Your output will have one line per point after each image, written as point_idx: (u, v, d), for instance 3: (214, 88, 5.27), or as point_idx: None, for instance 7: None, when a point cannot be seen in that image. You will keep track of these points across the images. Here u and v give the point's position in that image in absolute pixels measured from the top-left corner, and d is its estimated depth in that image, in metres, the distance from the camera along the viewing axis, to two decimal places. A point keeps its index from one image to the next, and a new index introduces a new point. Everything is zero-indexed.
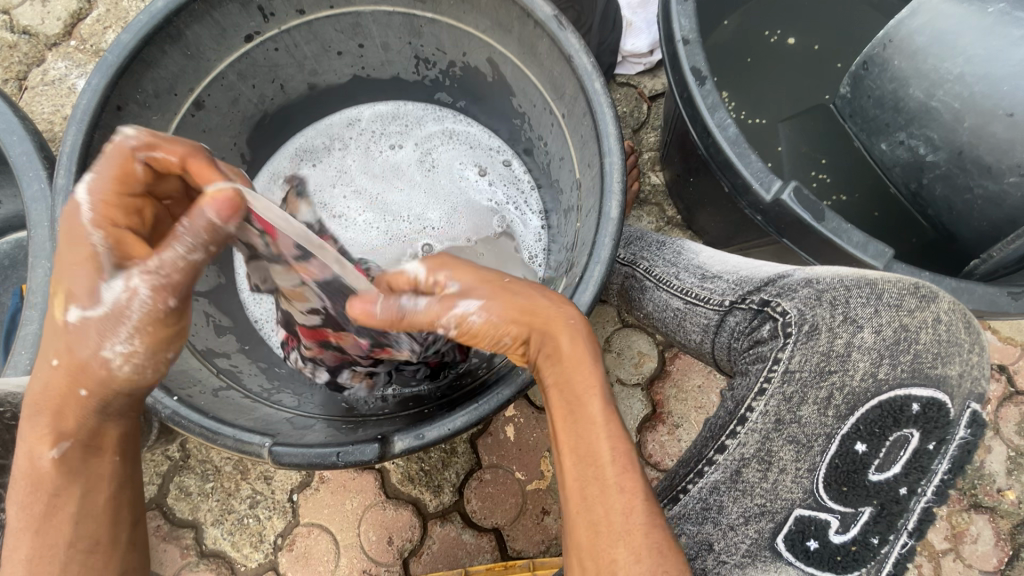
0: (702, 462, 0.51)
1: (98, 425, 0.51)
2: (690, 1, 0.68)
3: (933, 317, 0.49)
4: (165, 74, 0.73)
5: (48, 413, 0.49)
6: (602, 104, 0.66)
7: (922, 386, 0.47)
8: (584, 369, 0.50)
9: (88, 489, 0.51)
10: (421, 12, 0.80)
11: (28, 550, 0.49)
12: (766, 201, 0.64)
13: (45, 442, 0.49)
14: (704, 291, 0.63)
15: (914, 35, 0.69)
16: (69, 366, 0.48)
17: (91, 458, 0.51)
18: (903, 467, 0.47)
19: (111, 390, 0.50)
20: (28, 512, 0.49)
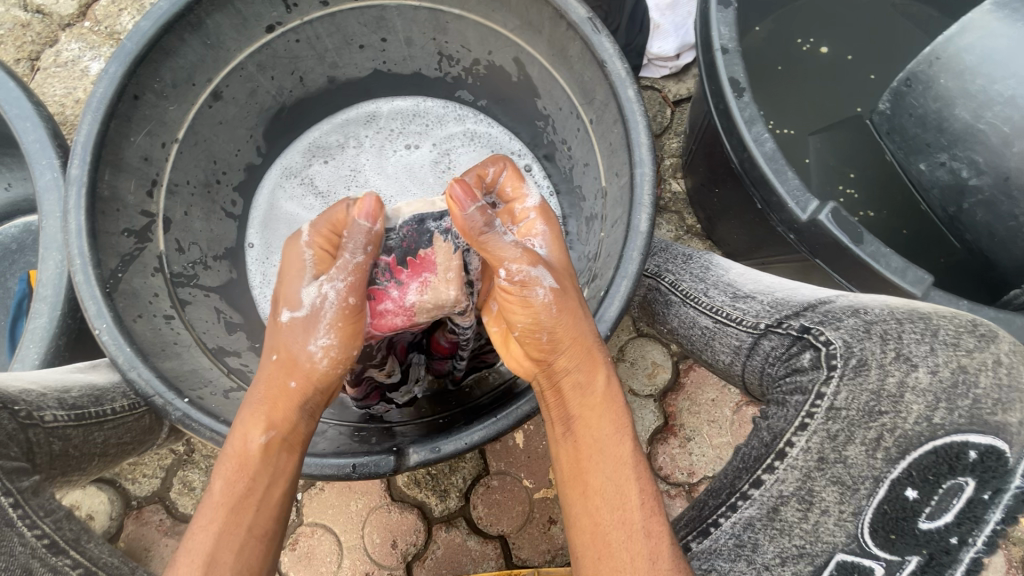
0: (736, 495, 0.51)
1: (296, 422, 0.56)
2: (731, 8, 0.65)
3: (993, 358, 0.48)
4: (183, 63, 0.71)
5: (268, 403, 0.55)
6: (635, 113, 0.64)
7: (981, 434, 0.46)
8: (617, 409, 0.54)
9: (273, 480, 0.53)
10: (448, 9, 0.78)
11: (216, 520, 0.50)
12: (802, 220, 0.62)
13: (258, 427, 0.54)
14: (736, 311, 0.61)
15: (963, 53, 0.67)
16: (284, 364, 0.57)
17: (283, 452, 0.54)
18: (955, 516, 0.47)
19: (313, 391, 0.57)
20: (228, 486, 0.51)
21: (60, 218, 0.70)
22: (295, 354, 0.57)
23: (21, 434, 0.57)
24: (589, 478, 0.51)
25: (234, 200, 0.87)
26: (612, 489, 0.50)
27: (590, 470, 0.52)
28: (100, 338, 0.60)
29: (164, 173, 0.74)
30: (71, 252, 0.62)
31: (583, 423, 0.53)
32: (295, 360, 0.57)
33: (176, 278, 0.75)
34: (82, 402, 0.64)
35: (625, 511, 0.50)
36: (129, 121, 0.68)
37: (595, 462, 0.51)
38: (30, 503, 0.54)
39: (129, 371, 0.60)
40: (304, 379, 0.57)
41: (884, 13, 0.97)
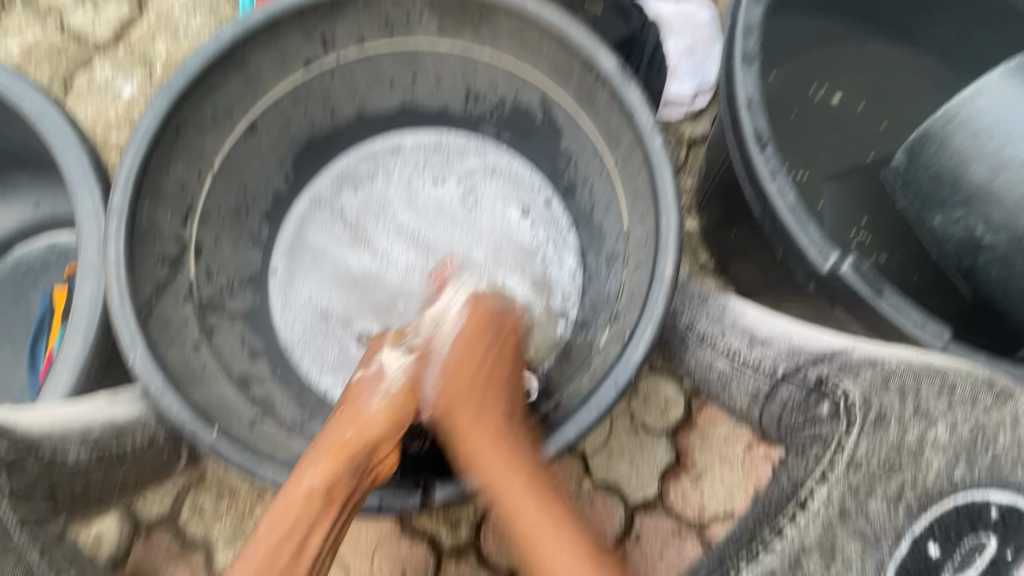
0: (758, 541, 0.51)
1: (343, 475, 0.58)
2: (755, 64, 0.68)
3: (1011, 418, 0.53)
4: (224, 98, 0.74)
5: (327, 455, 0.59)
6: (662, 161, 0.66)
7: (1002, 493, 0.51)
8: (519, 494, 0.58)
9: (313, 526, 0.56)
10: (479, 52, 0.81)
11: (258, 557, 0.54)
12: (823, 272, 0.63)
13: (310, 473, 0.57)
14: (753, 355, 0.61)
15: (975, 116, 0.71)
16: (348, 418, 0.63)
17: (326, 502, 0.57)
18: (978, 571, 0.50)
19: (360, 455, 0.60)
20: (273, 525, 0.55)
21: (97, 244, 0.72)
22: (360, 409, 0.64)
23: (47, 477, 0.60)
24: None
25: (261, 227, 0.88)
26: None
27: (530, 541, 0.56)
28: (133, 365, 0.61)
29: (198, 202, 0.76)
30: (110, 280, 0.64)
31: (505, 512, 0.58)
32: (358, 416, 0.63)
33: (205, 305, 0.77)
34: (106, 441, 0.63)
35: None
36: (169, 152, 0.71)
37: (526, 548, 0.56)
38: (53, 549, 0.57)
39: (161, 400, 0.61)
40: (358, 433, 0.61)
41: (895, 65, 1.00)
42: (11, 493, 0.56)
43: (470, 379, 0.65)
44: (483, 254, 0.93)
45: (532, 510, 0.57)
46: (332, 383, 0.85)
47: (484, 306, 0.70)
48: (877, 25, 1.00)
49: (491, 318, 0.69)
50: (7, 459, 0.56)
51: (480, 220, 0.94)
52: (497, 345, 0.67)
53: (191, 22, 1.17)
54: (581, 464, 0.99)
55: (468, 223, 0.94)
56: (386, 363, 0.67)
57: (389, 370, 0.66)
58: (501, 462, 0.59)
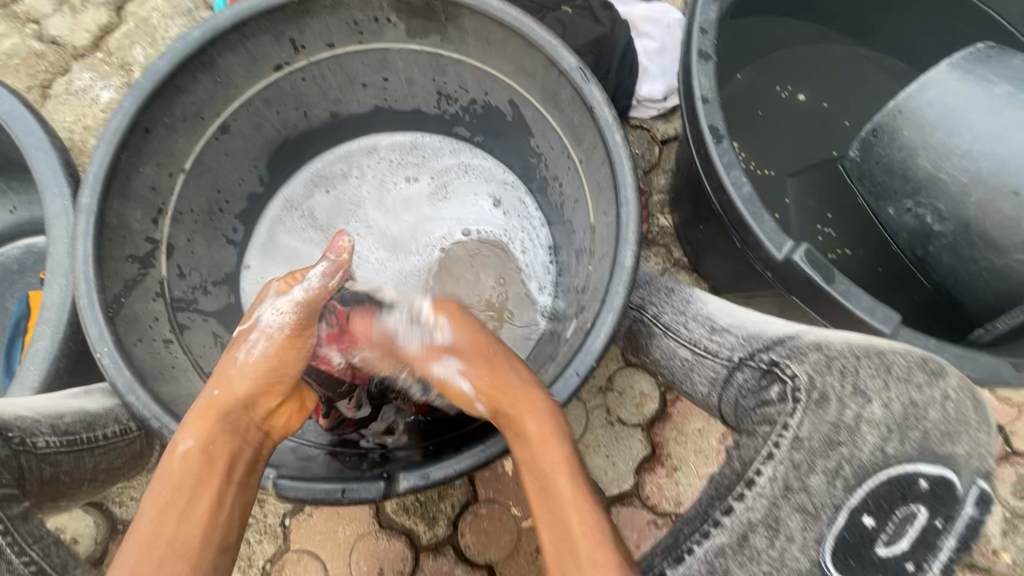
0: (709, 522, 0.52)
1: (216, 434, 0.58)
2: (711, 61, 0.70)
3: (942, 394, 0.53)
4: (193, 99, 0.75)
5: (199, 419, 0.58)
6: (621, 156, 0.68)
7: (929, 463, 0.50)
8: (550, 445, 0.56)
9: (194, 492, 0.54)
10: (447, 53, 0.82)
11: (140, 537, 0.51)
12: (777, 260, 0.65)
13: (182, 439, 0.57)
14: (713, 344, 0.64)
15: (922, 109, 0.75)
16: (218, 380, 0.62)
17: (202, 463, 0.55)
18: (910, 542, 0.49)
19: (233, 412, 0.60)
20: (153, 500, 0.53)
21: (67, 243, 0.73)
22: (225, 368, 0.63)
23: (14, 460, 0.58)
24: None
25: (235, 227, 0.89)
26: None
27: (555, 489, 0.55)
28: (100, 360, 0.62)
29: (169, 202, 0.77)
30: (78, 277, 0.65)
31: (539, 459, 0.56)
32: (228, 374, 0.62)
33: (176, 303, 0.78)
34: (75, 427, 0.64)
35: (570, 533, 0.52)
36: (139, 152, 0.72)
37: (550, 495, 0.54)
38: (19, 530, 0.54)
39: (127, 394, 0.62)
40: (225, 389, 0.61)
41: (858, 64, 1.03)
42: None
43: (492, 361, 0.64)
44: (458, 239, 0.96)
45: (568, 497, 0.54)
46: None
47: (450, 305, 0.70)
48: (841, 25, 1.02)
49: (464, 313, 0.70)
50: None
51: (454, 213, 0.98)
52: (481, 337, 0.66)
53: (169, 28, 1.18)
54: None
55: (445, 216, 0.97)
56: (269, 313, 0.66)
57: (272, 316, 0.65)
58: (536, 410, 0.58)
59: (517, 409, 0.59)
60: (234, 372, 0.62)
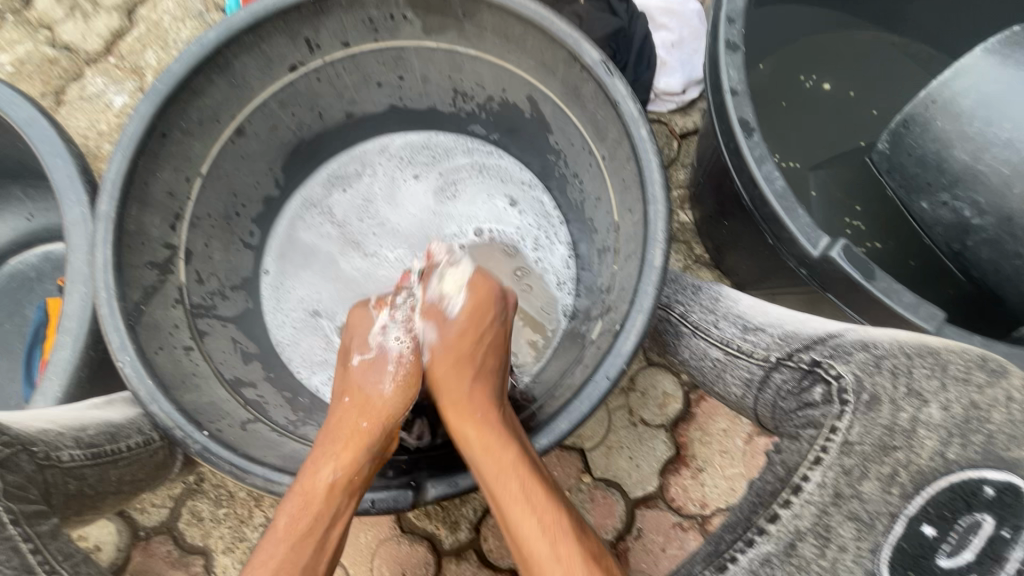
0: (753, 530, 0.50)
1: (362, 463, 0.61)
2: (739, 52, 0.67)
3: (1004, 395, 0.49)
4: (209, 102, 0.74)
5: (341, 441, 0.62)
6: (648, 151, 0.66)
7: (996, 470, 0.46)
8: (495, 435, 0.60)
9: (334, 517, 0.57)
10: (464, 49, 0.80)
11: (288, 542, 0.55)
12: (813, 256, 0.63)
13: (329, 466, 0.59)
14: (746, 343, 0.61)
15: (958, 98, 0.70)
16: (359, 405, 0.66)
17: (347, 492, 0.58)
18: (976, 555, 0.46)
19: (377, 442, 0.63)
20: (296, 518, 0.56)
21: (85, 251, 0.72)
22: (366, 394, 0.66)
23: (40, 475, 0.57)
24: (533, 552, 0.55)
25: (252, 231, 0.88)
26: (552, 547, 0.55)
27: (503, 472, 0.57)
28: (123, 369, 0.61)
29: (186, 207, 0.76)
30: (98, 286, 0.64)
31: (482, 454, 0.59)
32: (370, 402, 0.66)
33: (196, 309, 0.77)
34: (98, 439, 0.63)
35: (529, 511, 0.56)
36: (156, 158, 0.71)
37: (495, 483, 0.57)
38: (48, 547, 0.54)
39: (150, 404, 0.61)
40: (373, 420, 0.64)
41: (884, 52, 1.00)
42: (5, 487, 0.54)
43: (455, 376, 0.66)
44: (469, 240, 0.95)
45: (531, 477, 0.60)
46: (325, 384, 0.85)
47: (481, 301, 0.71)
48: (866, 12, 0.99)
49: (489, 302, 0.70)
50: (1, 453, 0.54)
51: (466, 214, 0.96)
52: (472, 329, 0.69)
53: (180, 32, 1.17)
54: (580, 460, 0.98)
55: (459, 216, 0.95)
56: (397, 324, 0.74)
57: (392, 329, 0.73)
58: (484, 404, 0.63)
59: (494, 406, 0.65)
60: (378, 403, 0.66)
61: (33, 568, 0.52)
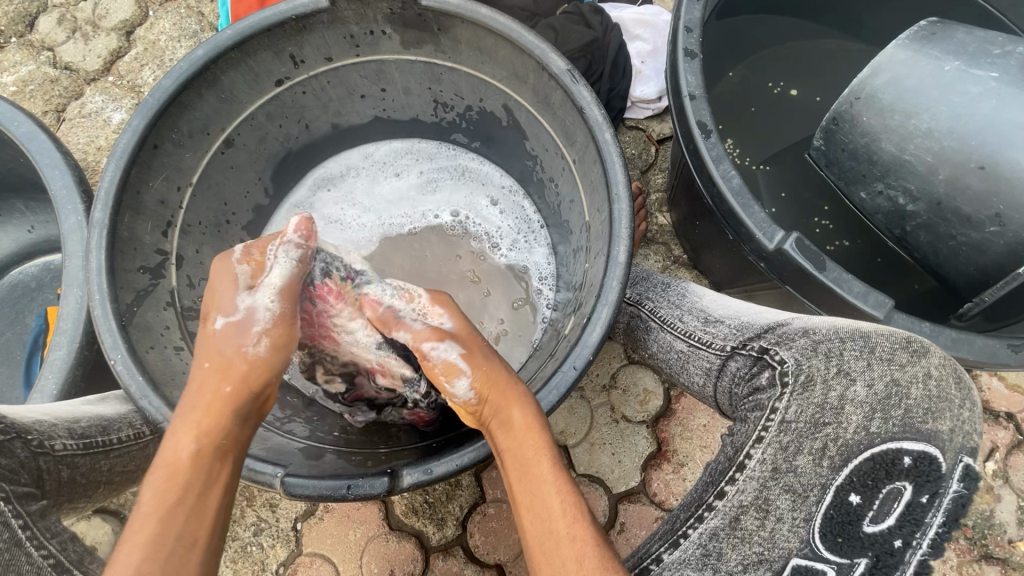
0: (702, 507, 0.52)
1: (230, 428, 0.54)
2: (697, 59, 0.71)
3: (924, 372, 0.51)
4: (200, 115, 0.78)
5: (200, 411, 0.54)
6: (612, 154, 0.69)
7: (913, 440, 0.49)
8: (536, 437, 0.55)
9: (206, 486, 0.51)
10: (441, 62, 0.85)
11: (149, 526, 0.48)
12: (770, 249, 0.66)
13: (188, 436, 0.53)
14: (707, 335, 0.65)
15: (879, 93, 0.76)
16: (217, 369, 0.56)
17: (214, 460, 0.53)
18: (897, 520, 0.48)
19: (245, 404, 0.56)
20: (158, 498, 0.49)
21: (82, 256, 0.76)
22: (225, 356, 0.57)
23: (32, 462, 0.60)
24: (547, 558, 0.50)
25: (242, 238, 0.92)
26: (569, 553, 0.49)
27: (532, 471, 0.53)
28: (115, 367, 0.65)
29: (178, 215, 0.80)
30: (92, 288, 0.68)
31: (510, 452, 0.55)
32: (228, 366, 0.56)
33: (186, 312, 0.80)
34: (90, 431, 0.67)
35: (552, 518, 0.51)
36: (148, 168, 0.75)
37: (525, 477, 0.53)
38: (38, 525, 0.56)
39: (141, 400, 0.64)
40: (239, 384, 0.56)
41: (850, 57, 1.04)
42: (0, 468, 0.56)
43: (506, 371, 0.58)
44: (444, 219, 0.99)
45: (548, 481, 0.53)
46: None
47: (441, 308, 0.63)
48: (831, 20, 1.03)
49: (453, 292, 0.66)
50: None
51: (445, 203, 1.00)
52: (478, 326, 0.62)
53: (176, 51, 1.22)
54: (564, 457, 1.01)
55: (436, 204, 1.00)
56: (256, 302, 0.58)
57: (259, 310, 0.58)
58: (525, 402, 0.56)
59: (504, 400, 0.56)
60: (241, 364, 0.57)
61: (21, 542, 0.54)
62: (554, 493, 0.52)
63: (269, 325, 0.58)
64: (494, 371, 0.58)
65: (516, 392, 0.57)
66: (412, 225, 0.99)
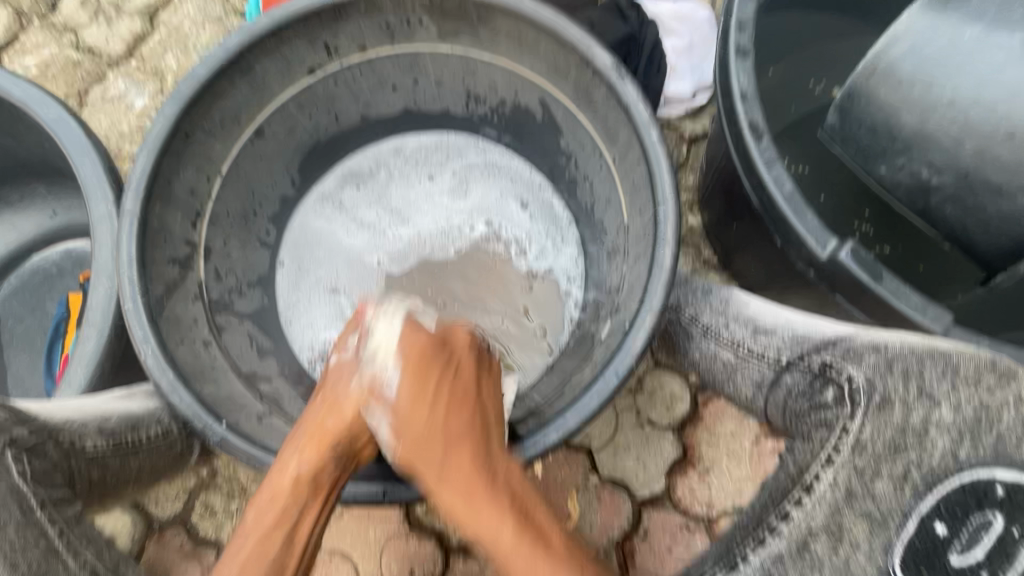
0: (765, 528, 0.51)
1: (322, 465, 0.60)
2: (749, 57, 0.69)
3: (1013, 398, 0.51)
4: (231, 104, 0.77)
5: (313, 444, 0.61)
6: (658, 154, 0.67)
7: (1006, 470, 0.49)
8: (482, 514, 0.56)
9: (299, 514, 0.59)
10: (479, 54, 0.82)
11: (246, 547, 0.56)
12: (821, 258, 0.64)
13: (294, 462, 0.60)
14: (758, 345, 0.62)
15: (896, 65, 0.70)
16: (330, 409, 0.64)
17: (310, 492, 0.59)
18: (986, 552, 0.48)
19: (338, 444, 0.62)
20: (257, 516, 0.58)
21: (110, 247, 0.74)
22: (337, 396, 0.65)
23: (65, 462, 0.60)
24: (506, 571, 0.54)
25: (269, 229, 0.90)
26: (520, 566, 0.53)
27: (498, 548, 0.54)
28: (146, 361, 0.64)
29: (207, 205, 0.79)
30: (123, 280, 0.66)
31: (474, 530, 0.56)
32: (336, 408, 0.64)
33: (214, 305, 0.79)
34: (121, 429, 0.64)
35: None
36: (179, 157, 0.73)
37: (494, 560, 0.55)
38: (74, 531, 0.57)
39: (170, 395, 0.63)
40: (339, 421, 0.63)
41: None
42: (32, 471, 0.56)
43: (417, 441, 0.61)
44: (480, 232, 0.96)
45: (488, 505, 0.56)
46: None
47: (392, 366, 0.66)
48: (877, 20, 1.00)
49: (426, 355, 0.65)
50: (27, 441, 0.57)
51: (477, 209, 0.97)
52: (412, 394, 0.63)
53: (200, 36, 1.20)
54: (588, 460, 0.99)
55: (468, 214, 0.96)
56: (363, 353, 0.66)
57: (364, 365, 0.66)
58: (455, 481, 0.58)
59: (440, 433, 0.61)
60: (348, 411, 0.63)
61: (56, 551, 0.54)
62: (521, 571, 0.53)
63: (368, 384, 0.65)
64: (422, 450, 0.60)
65: (444, 469, 0.59)
66: (454, 244, 0.95)
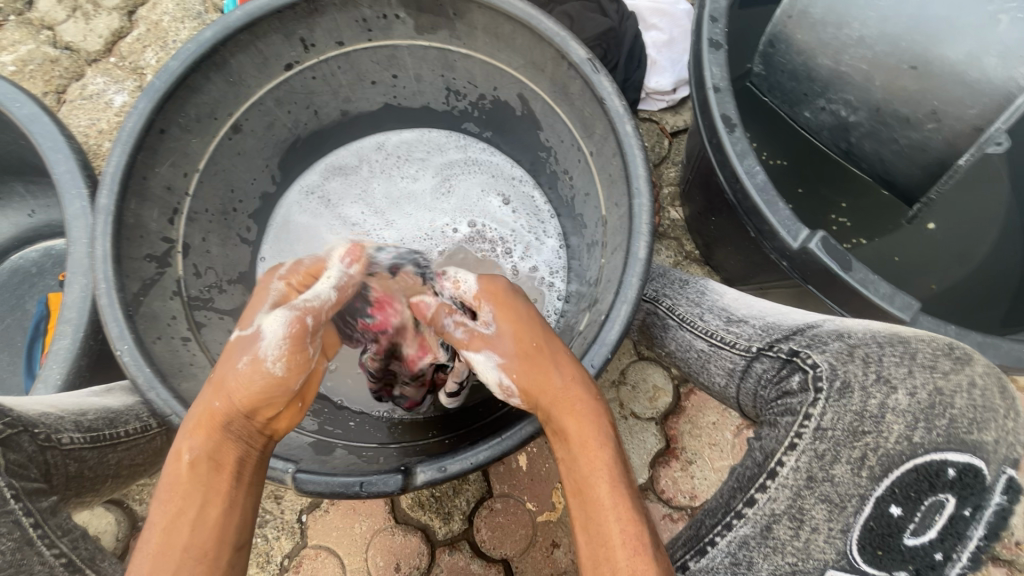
0: (731, 514, 0.53)
1: (221, 441, 0.52)
2: (722, 50, 0.69)
3: (968, 380, 0.50)
4: (206, 99, 0.76)
5: (203, 425, 0.52)
6: (633, 147, 0.67)
7: (958, 451, 0.48)
8: (594, 452, 0.52)
9: (205, 501, 0.50)
10: (456, 48, 0.82)
11: (151, 546, 0.48)
12: (793, 248, 0.65)
13: (184, 446, 0.51)
14: (730, 335, 0.65)
15: (809, 8, 0.74)
16: (212, 385, 0.54)
17: (212, 471, 0.51)
18: (938, 533, 0.48)
19: (235, 412, 0.53)
20: (162, 507, 0.49)
21: (86, 244, 0.74)
22: (224, 374, 0.54)
23: (41, 455, 0.58)
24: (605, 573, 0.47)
25: (249, 226, 0.90)
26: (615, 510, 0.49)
27: (590, 486, 0.51)
28: (121, 358, 0.63)
29: (184, 202, 0.78)
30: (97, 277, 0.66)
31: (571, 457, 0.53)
32: (223, 380, 0.54)
33: (193, 302, 0.79)
34: (97, 424, 0.66)
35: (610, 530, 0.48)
36: (154, 153, 0.73)
37: (584, 496, 0.50)
38: (48, 523, 0.55)
39: (147, 391, 0.63)
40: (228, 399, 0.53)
41: None
42: (10, 463, 0.55)
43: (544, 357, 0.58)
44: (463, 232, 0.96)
45: (608, 505, 0.49)
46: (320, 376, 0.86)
47: (495, 290, 0.63)
48: None
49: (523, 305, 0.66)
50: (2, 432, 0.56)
51: (460, 209, 0.97)
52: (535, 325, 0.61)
53: (180, 32, 1.19)
54: None
55: (451, 214, 0.97)
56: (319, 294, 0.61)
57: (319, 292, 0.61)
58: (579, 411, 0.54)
59: (561, 408, 0.55)
60: (236, 383, 0.53)
61: (33, 541, 0.53)
62: (611, 512, 0.49)
63: (278, 355, 0.55)
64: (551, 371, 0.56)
65: (570, 396, 0.55)
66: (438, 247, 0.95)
